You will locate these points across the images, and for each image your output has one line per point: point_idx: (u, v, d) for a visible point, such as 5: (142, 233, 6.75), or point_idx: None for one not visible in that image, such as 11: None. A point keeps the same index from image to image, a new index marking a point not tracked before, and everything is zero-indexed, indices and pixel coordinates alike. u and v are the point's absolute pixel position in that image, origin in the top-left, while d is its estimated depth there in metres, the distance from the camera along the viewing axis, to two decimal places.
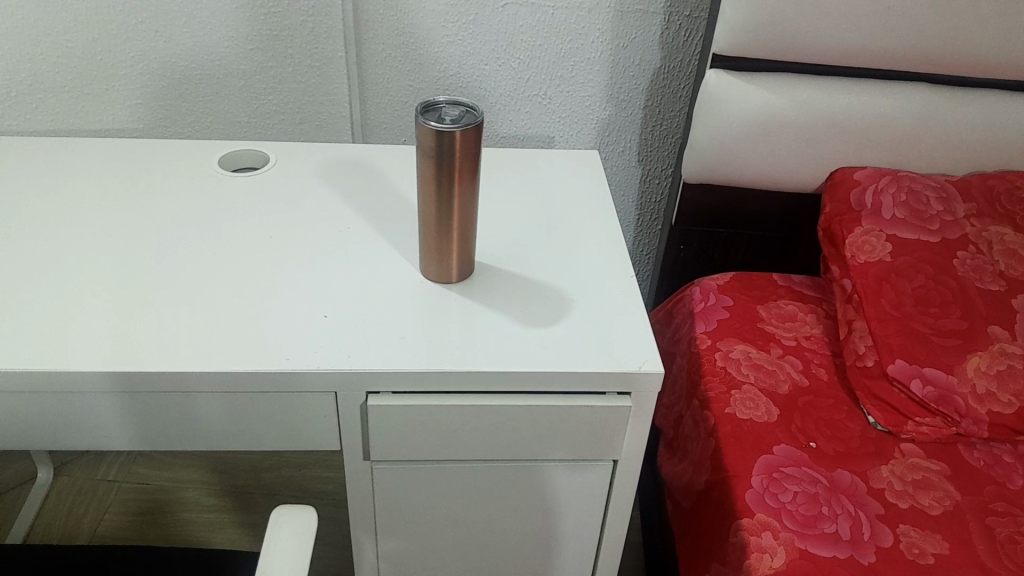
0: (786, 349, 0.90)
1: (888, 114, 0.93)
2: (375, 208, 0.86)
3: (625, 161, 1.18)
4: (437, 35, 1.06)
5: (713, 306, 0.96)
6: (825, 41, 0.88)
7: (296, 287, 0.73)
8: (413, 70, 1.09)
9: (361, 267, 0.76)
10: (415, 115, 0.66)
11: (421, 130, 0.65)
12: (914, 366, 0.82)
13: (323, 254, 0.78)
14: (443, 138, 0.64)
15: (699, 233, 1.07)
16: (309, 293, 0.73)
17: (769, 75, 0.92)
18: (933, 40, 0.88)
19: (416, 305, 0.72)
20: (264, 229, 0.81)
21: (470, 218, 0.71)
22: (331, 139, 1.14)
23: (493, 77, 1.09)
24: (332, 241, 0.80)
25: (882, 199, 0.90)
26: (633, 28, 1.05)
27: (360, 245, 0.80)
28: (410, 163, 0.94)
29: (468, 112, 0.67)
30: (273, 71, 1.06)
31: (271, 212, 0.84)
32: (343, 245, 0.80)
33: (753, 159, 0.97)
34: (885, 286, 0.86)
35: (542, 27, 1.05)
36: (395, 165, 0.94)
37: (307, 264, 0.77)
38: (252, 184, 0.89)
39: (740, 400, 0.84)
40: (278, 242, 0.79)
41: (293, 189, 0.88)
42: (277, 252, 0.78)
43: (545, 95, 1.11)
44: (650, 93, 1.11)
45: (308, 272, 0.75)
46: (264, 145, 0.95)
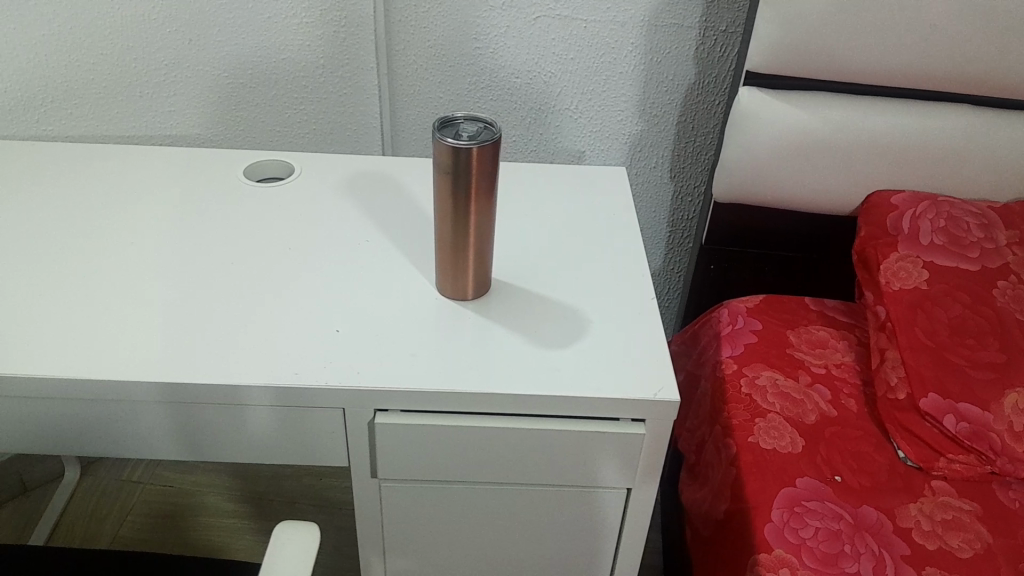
0: (814, 376, 0.87)
1: (926, 136, 0.90)
2: (396, 222, 0.85)
3: (656, 177, 1.19)
4: (470, 48, 1.10)
5: (740, 330, 0.93)
6: (860, 60, 0.86)
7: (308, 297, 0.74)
8: (443, 81, 1.13)
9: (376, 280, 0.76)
10: (431, 132, 0.65)
11: (437, 148, 0.65)
12: (948, 401, 0.78)
13: (335, 264, 0.78)
14: (457, 157, 0.64)
15: (730, 252, 1.04)
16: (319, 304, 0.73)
17: (803, 94, 0.90)
18: (974, 61, 0.85)
19: (422, 319, 0.71)
20: (280, 239, 0.81)
21: (488, 234, 0.70)
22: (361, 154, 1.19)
23: (524, 89, 1.13)
24: (347, 254, 0.80)
25: (919, 225, 0.88)
26: (668, 42, 1.07)
27: (378, 259, 0.79)
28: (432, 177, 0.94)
29: (484, 128, 0.66)
30: (305, 81, 1.10)
31: (288, 220, 0.85)
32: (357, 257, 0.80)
33: (785, 180, 0.94)
34: (919, 314, 0.83)
35: (573, 41, 1.08)
36: (417, 177, 0.93)
37: (318, 275, 0.77)
38: (277, 195, 0.89)
39: (763, 428, 0.81)
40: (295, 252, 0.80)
41: (316, 201, 0.88)
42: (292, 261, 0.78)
43: (576, 110, 1.14)
44: (683, 109, 1.13)
45: (320, 282, 0.76)
46: (290, 155, 0.95)
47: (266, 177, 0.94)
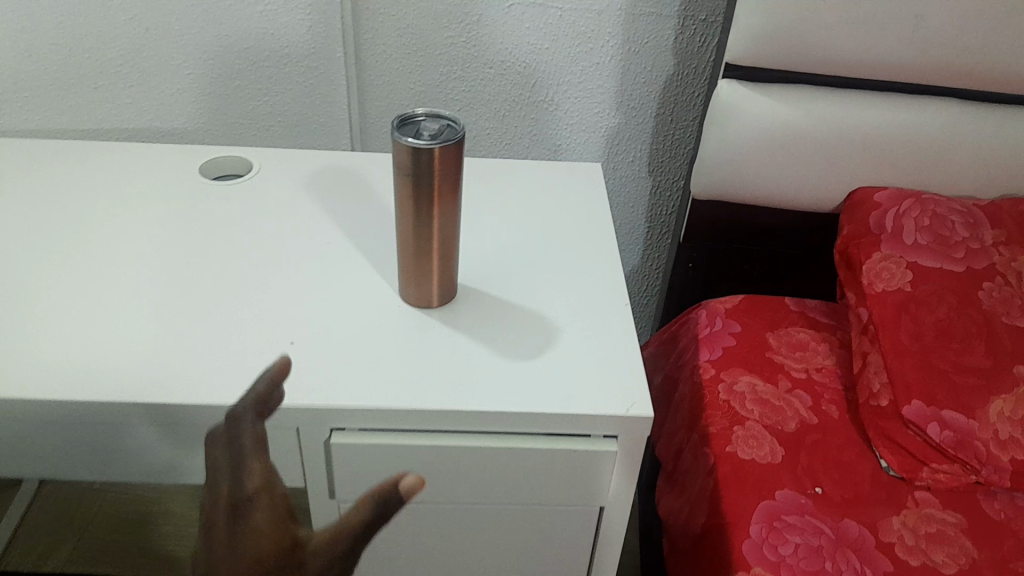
0: (795, 382, 0.84)
1: (912, 130, 0.86)
2: (360, 221, 0.81)
3: (634, 171, 1.15)
4: (441, 37, 1.06)
5: (719, 332, 0.90)
6: (843, 51, 0.82)
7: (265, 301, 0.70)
8: (414, 72, 1.09)
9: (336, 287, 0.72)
10: (391, 130, 0.61)
11: (396, 150, 0.61)
12: (932, 408, 0.75)
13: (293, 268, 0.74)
14: (418, 158, 0.60)
15: (709, 250, 1.00)
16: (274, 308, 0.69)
17: (784, 87, 0.86)
18: (961, 53, 0.81)
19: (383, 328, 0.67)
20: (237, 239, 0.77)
21: (452, 237, 0.66)
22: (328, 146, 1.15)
23: (497, 80, 1.09)
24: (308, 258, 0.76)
25: (903, 224, 0.84)
26: (646, 32, 1.03)
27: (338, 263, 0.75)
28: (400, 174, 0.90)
29: (447, 126, 0.63)
30: (268, 71, 1.06)
31: (247, 219, 0.80)
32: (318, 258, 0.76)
33: (766, 177, 0.91)
34: (903, 316, 0.80)
35: (548, 30, 1.04)
36: (383, 174, 0.89)
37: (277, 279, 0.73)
38: (236, 193, 0.85)
39: (742, 437, 0.78)
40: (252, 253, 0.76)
41: (276, 200, 0.84)
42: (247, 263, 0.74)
43: (551, 101, 1.10)
44: (661, 101, 1.09)
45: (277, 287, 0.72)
46: (249, 152, 0.90)
47: (225, 175, 0.89)
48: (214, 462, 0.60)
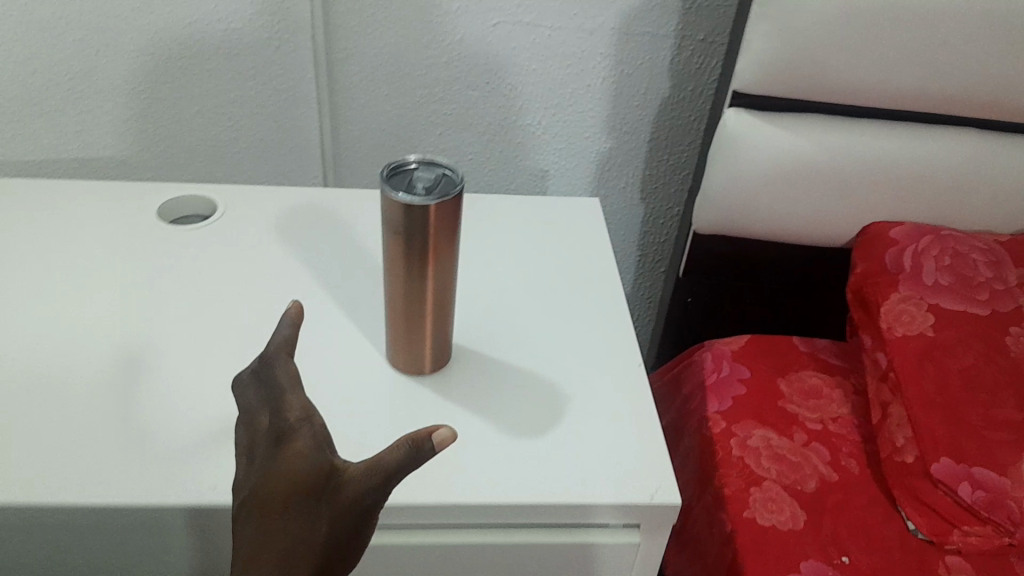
0: (811, 434, 0.79)
1: (929, 163, 0.81)
2: (339, 269, 0.74)
3: (627, 198, 1.09)
4: (421, 57, 0.99)
5: (727, 379, 0.84)
6: (863, 81, 0.76)
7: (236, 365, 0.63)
8: (392, 94, 1.02)
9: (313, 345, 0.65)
10: (380, 182, 0.54)
11: (387, 205, 0.54)
12: (962, 466, 0.70)
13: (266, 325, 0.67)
14: (412, 216, 0.53)
15: (711, 285, 0.95)
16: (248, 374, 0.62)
17: (796, 117, 0.81)
18: (986, 84, 0.76)
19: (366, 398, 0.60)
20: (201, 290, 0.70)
21: (446, 299, 0.59)
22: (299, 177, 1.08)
23: (482, 103, 1.03)
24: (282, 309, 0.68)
25: (923, 263, 0.79)
26: (640, 53, 0.97)
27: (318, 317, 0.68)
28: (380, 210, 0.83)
29: (443, 175, 0.56)
30: (233, 93, 0.99)
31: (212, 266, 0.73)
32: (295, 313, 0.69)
33: (776, 210, 0.85)
34: (927, 365, 0.75)
35: (535, 50, 0.98)
36: (363, 212, 0.82)
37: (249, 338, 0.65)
38: (199, 236, 0.77)
39: (759, 500, 0.72)
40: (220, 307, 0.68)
41: (244, 244, 0.76)
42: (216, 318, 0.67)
43: (539, 125, 1.04)
44: (656, 125, 1.03)
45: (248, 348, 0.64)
46: (211, 190, 0.82)
47: (183, 217, 0.81)
48: (244, 401, 0.49)
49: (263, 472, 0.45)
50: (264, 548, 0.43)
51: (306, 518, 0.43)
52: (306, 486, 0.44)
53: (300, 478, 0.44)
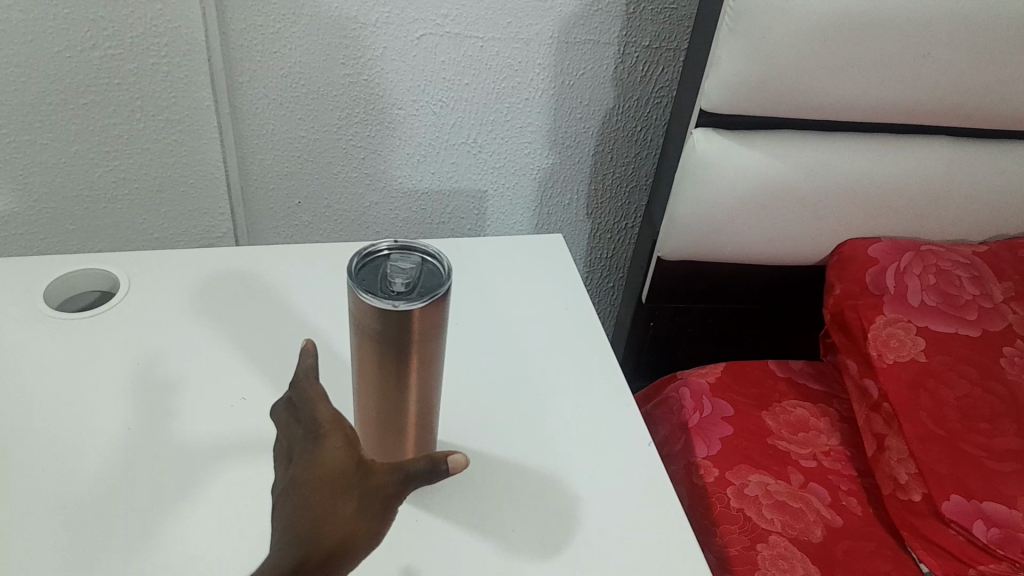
0: (806, 474, 0.74)
1: (905, 178, 0.77)
2: (279, 361, 0.64)
3: (571, 215, 1.02)
4: (336, 75, 0.86)
5: (710, 419, 0.78)
6: (843, 96, 0.70)
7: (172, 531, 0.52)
8: (305, 118, 0.89)
9: (260, 477, 0.56)
10: (350, 278, 0.44)
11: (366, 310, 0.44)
12: (972, 502, 0.65)
13: (198, 453, 0.57)
14: (400, 328, 0.44)
15: (673, 310, 0.88)
16: (184, 541, 0.52)
17: (769, 134, 0.74)
18: (966, 94, 0.71)
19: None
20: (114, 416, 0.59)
21: (431, 407, 0.51)
22: (198, 227, 0.94)
23: (408, 123, 0.91)
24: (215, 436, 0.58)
25: (907, 283, 0.75)
26: (582, 62, 0.88)
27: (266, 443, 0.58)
28: (313, 280, 0.73)
29: (423, 264, 0.46)
30: (117, 130, 0.84)
31: (124, 382, 0.61)
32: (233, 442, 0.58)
33: (748, 233, 0.79)
34: (922, 394, 0.70)
35: (467, 63, 0.87)
36: (299, 286, 0.72)
37: (181, 480, 0.55)
38: (105, 331, 0.65)
39: (769, 560, 0.67)
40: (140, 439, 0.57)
41: (162, 339, 0.65)
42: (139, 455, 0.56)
43: (474, 144, 0.94)
44: (600, 138, 0.95)
45: (180, 498, 0.54)
46: (111, 269, 0.70)
47: (74, 295, 0.69)
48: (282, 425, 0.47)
49: (296, 469, 0.43)
50: (287, 549, 0.40)
51: (336, 513, 0.41)
52: (342, 484, 0.42)
53: (336, 475, 0.42)
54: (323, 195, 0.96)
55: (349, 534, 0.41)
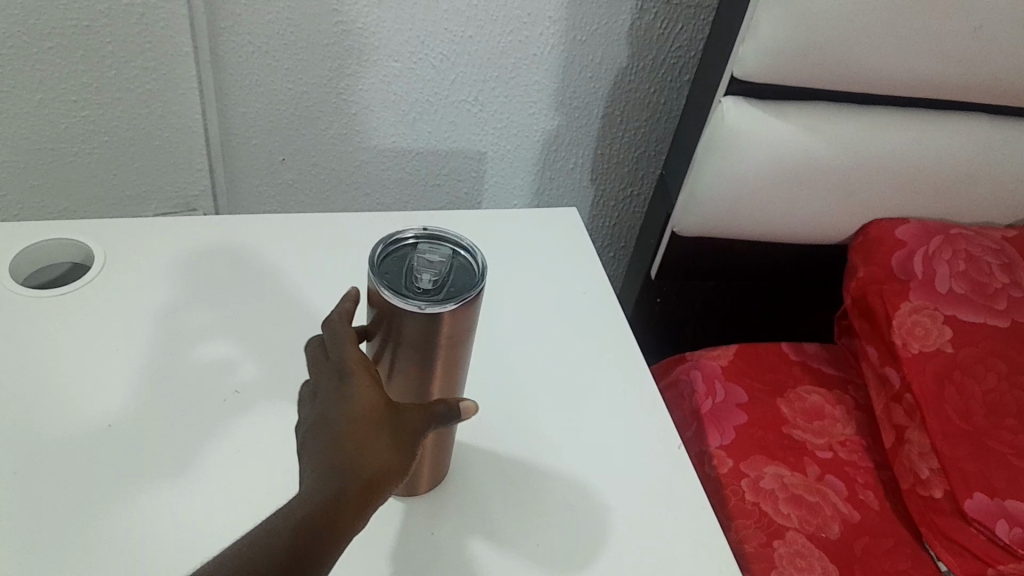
0: (822, 466, 0.71)
1: (936, 157, 0.73)
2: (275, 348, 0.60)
3: (574, 180, 0.96)
4: (329, 23, 0.78)
5: (724, 405, 0.75)
6: (884, 68, 0.65)
7: (161, 545, 0.47)
8: (293, 69, 0.81)
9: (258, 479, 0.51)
10: (374, 269, 0.41)
11: (397, 309, 0.40)
12: (996, 501, 0.63)
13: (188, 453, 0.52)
14: (432, 322, 0.40)
15: (683, 285, 0.84)
16: (176, 556, 0.47)
17: (800, 106, 0.70)
18: (1011, 70, 0.67)
19: (354, 547, 0.48)
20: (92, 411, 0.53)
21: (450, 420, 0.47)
22: (174, 185, 0.86)
23: (406, 77, 0.84)
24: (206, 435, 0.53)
25: (935, 268, 0.72)
26: (595, 17, 0.82)
27: (263, 441, 0.53)
28: (307, 252, 0.67)
29: (454, 257, 0.43)
30: (87, 77, 0.76)
31: (101, 371, 0.56)
32: (227, 440, 0.53)
33: (770, 211, 0.75)
34: (948, 387, 0.67)
35: (472, 14, 0.80)
36: (290, 258, 0.67)
37: (170, 484, 0.50)
38: (81, 312, 0.59)
39: (787, 558, 0.64)
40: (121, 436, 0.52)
41: (143, 320, 0.59)
42: (121, 456, 0.51)
43: (475, 102, 0.87)
44: (610, 99, 0.89)
45: (170, 506, 0.49)
46: (87, 240, 0.64)
47: (43, 269, 0.63)
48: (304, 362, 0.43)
49: (317, 408, 0.39)
50: (315, 484, 0.36)
51: (369, 449, 0.37)
52: (374, 420, 0.38)
53: (366, 412, 0.39)
54: (310, 151, 0.88)
55: (381, 471, 0.37)
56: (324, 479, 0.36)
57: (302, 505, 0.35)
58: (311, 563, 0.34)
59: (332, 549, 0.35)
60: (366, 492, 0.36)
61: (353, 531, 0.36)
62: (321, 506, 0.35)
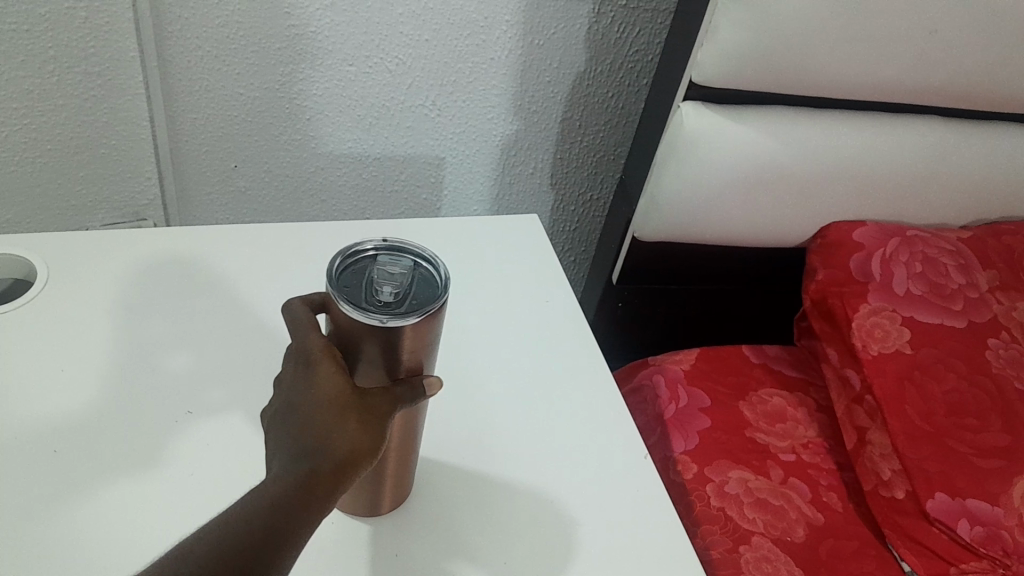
0: (786, 469, 0.71)
1: (893, 160, 0.74)
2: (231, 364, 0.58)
3: (535, 185, 0.95)
4: (282, 27, 0.76)
5: (688, 411, 0.75)
6: (842, 72, 0.66)
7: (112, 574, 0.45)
8: (245, 73, 0.79)
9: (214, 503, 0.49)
10: (333, 281, 0.40)
11: (355, 323, 0.38)
12: (957, 501, 0.63)
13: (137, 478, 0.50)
14: (394, 334, 0.39)
15: (645, 290, 0.84)
16: None
17: (759, 110, 0.70)
18: (964, 73, 0.68)
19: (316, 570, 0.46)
20: (37, 435, 0.50)
21: (411, 442, 0.46)
22: (123, 194, 0.83)
23: (362, 81, 0.82)
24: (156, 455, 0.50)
25: (893, 270, 0.72)
26: (553, 20, 0.81)
27: (219, 457, 0.51)
28: (264, 263, 0.65)
29: (415, 269, 0.42)
30: (28, 83, 0.73)
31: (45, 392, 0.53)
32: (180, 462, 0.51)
33: (732, 215, 0.75)
34: (908, 387, 0.68)
35: (429, 17, 0.78)
36: (241, 267, 0.64)
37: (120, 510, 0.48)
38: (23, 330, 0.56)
39: (753, 563, 0.64)
40: (67, 460, 0.49)
41: (90, 337, 0.57)
42: (67, 482, 0.48)
43: (433, 107, 0.85)
44: (569, 103, 0.88)
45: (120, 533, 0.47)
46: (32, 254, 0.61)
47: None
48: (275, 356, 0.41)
49: (286, 393, 0.38)
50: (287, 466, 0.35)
51: (338, 432, 0.36)
52: (342, 408, 0.37)
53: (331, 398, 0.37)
54: (262, 157, 0.86)
55: (353, 452, 0.36)
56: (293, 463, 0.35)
57: (273, 487, 0.34)
58: (289, 533, 0.33)
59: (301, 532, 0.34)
60: (338, 472, 0.35)
61: (328, 510, 0.35)
62: (292, 489, 0.34)
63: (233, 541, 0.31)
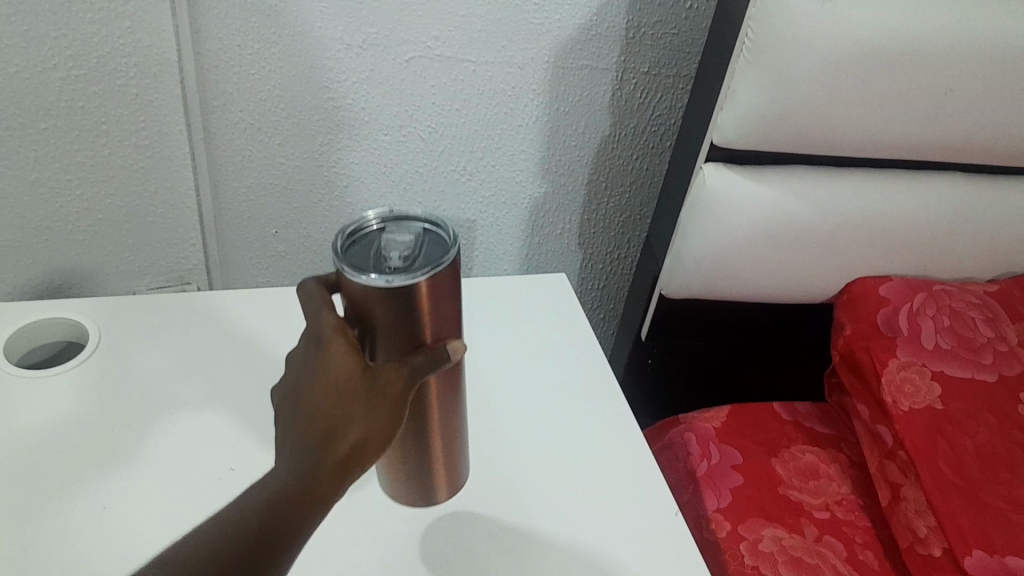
0: (820, 526, 0.71)
1: (916, 215, 0.75)
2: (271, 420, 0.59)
3: (563, 244, 0.97)
4: (320, 99, 0.80)
5: (719, 467, 0.75)
6: (860, 132, 0.68)
7: None
8: (285, 143, 0.83)
9: None
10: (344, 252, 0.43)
11: (375, 300, 0.41)
12: (995, 557, 0.62)
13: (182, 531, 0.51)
14: (410, 292, 0.41)
15: (673, 345, 0.85)
16: None
17: (780, 169, 0.72)
18: (982, 130, 0.70)
19: None
20: None
21: (454, 422, 0.50)
22: (168, 259, 0.87)
23: (395, 148, 0.85)
24: None
25: (920, 323, 0.73)
26: (578, 87, 0.84)
27: None
28: None
29: (423, 234, 0.45)
30: (80, 155, 0.77)
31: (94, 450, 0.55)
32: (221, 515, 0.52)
33: (757, 271, 0.76)
34: (939, 441, 0.67)
35: (458, 87, 0.82)
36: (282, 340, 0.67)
37: None
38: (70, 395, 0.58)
39: None
40: None
41: None
42: None
43: (463, 171, 0.88)
44: (595, 165, 0.91)
45: None
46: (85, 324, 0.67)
47: (35, 346, 0.66)
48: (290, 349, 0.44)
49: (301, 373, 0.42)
50: (295, 456, 0.39)
51: (345, 422, 0.39)
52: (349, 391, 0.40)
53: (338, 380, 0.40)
54: (301, 222, 0.89)
55: (362, 440, 0.39)
56: (293, 463, 0.39)
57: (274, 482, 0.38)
58: (291, 524, 0.37)
59: (301, 528, 0.37)
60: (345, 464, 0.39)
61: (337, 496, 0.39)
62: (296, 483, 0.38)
63: (234, 531, 0.36)
